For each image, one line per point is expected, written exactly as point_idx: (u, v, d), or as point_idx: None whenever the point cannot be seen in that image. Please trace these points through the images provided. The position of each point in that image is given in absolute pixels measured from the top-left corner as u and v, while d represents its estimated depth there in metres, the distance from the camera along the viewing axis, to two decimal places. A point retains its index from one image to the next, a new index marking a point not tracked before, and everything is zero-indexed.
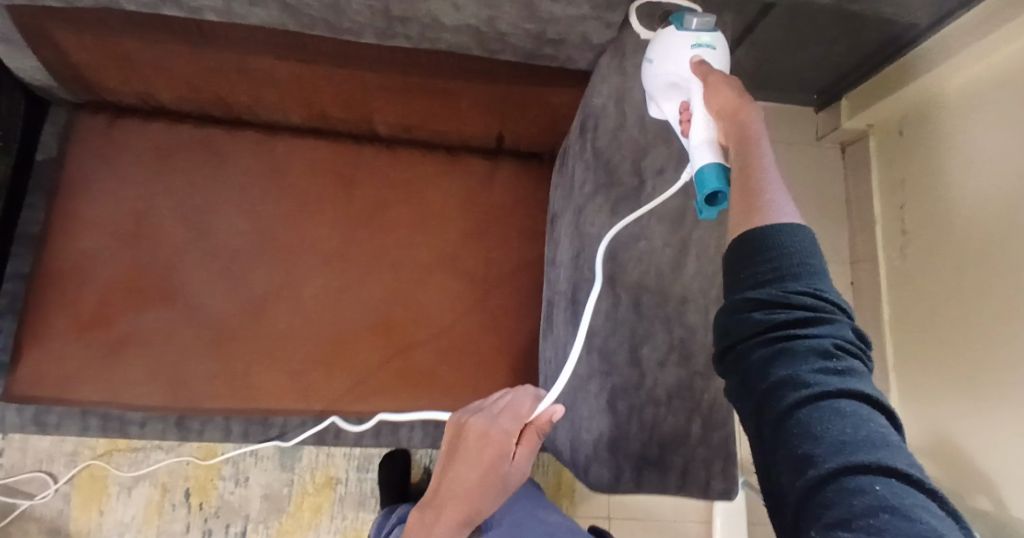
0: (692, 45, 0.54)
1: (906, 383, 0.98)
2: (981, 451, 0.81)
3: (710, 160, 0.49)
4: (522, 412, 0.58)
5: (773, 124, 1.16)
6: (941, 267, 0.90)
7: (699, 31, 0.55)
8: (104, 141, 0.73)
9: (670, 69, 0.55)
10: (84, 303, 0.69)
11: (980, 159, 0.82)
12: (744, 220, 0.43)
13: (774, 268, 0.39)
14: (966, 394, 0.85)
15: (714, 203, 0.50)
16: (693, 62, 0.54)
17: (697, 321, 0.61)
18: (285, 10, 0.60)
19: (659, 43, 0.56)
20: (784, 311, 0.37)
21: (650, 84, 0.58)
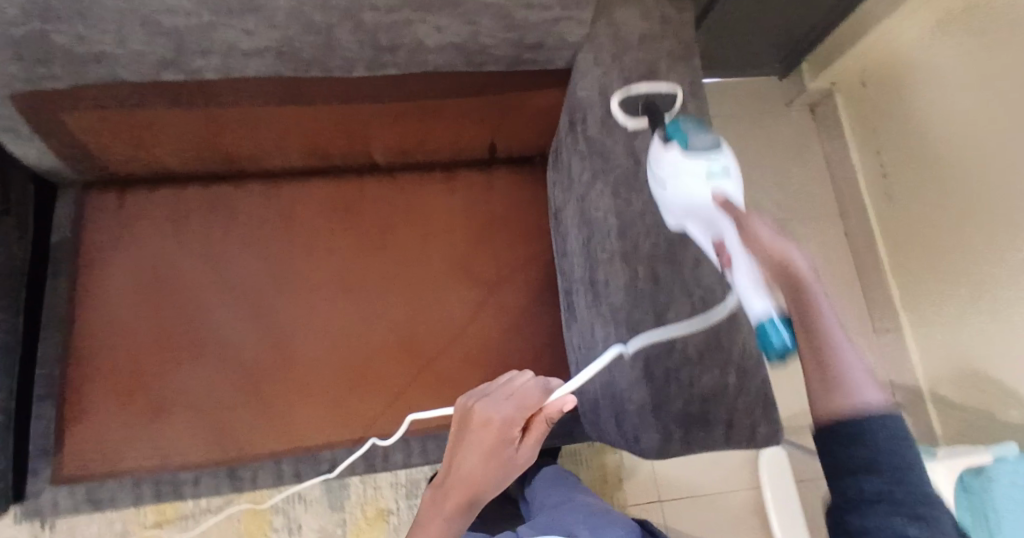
0: (706, 178, 0.51)
1: (946, 337, 0.94)
2: (1008, 370, 0.83)
3: (773, 315, 0.46)
4: (530, 398, 0.58)
5: (742, 98, 1.19)
6: (939, 199, 0.93)
7: (710, 156, 0.52)
8: (116, 215, 0.78)
9: (690, 202, 0.53)
10: (118, 371, 0.73)
11: (951, 94, 0.88)
12: (819, 400, 0.38)
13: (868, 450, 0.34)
14: (980, 312, 0.87)
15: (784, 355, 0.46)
16: (715, 197, 0.51)
17: (713, 280, 0.60)
18: (279, 58, 0.64)
19: (669, 167, 0.54)
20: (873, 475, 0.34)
21: (673, 207, 0.56)
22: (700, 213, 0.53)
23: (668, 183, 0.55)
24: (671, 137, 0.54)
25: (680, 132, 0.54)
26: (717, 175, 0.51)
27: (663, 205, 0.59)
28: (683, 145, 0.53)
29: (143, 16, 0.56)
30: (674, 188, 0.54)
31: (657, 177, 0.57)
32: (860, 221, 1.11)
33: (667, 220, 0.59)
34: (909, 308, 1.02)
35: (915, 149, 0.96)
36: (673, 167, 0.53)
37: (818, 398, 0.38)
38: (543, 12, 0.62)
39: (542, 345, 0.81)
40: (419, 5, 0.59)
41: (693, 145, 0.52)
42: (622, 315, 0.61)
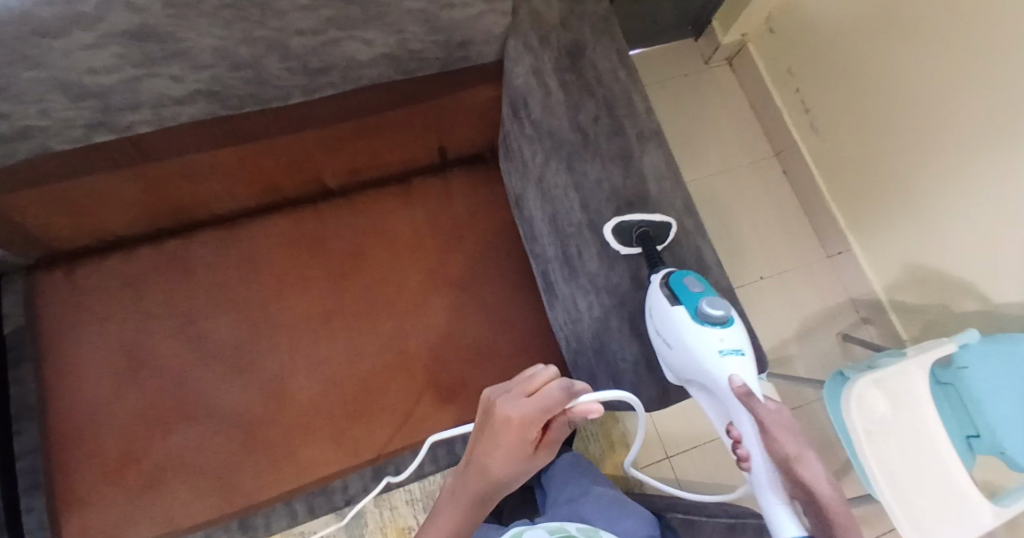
0: (719, 354, 0.53)
1: (890, 246, 1.01)
2: (958, 262, 0.90)
3: (799, 535, 0.46)
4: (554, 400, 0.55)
5: (663, 62, 1.24)
6: (863, 121, 0.99)
7: (724, 339, 0.54)
8: (70, 293, 0.75)
9: (701, 372, 0.54)
10: (108, 449, 0.71)
11: (854, 22, 0.94)
12: None
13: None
14: (921, 217, 0.94)
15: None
16: (732, 382, 0.52)
17: (677, 233, 0.64)
18: (212, 100, 0.64)
19: (677, 332, 0.55)
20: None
21: (681, 369, 0.56)
22: (710, 384, 0.55)
23: (678, 344, 0.55)
24: (680, 297, 0.55)
25: (689, 294, 0.55)
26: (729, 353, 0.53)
27: (664, 360, 0.58)
28: (693, 312, 0.54)
29: (66, 81, 0.56)
30: (688, 353, 0.54)
31: (661, 333, 0.57)
32: (794, 156, 1.17)
33: (666, 374, 0.59)
34: (854, 227, 1.09)
35: (830, 81, 1.03)
36: (689, 332, 0.54)
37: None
38: (463, 9, 0.64)
39: (528, 332, 0.82)
40: (342, 22, 0.61)
41: (703, 316, 0.54)
42: (601, 280, 0.63)
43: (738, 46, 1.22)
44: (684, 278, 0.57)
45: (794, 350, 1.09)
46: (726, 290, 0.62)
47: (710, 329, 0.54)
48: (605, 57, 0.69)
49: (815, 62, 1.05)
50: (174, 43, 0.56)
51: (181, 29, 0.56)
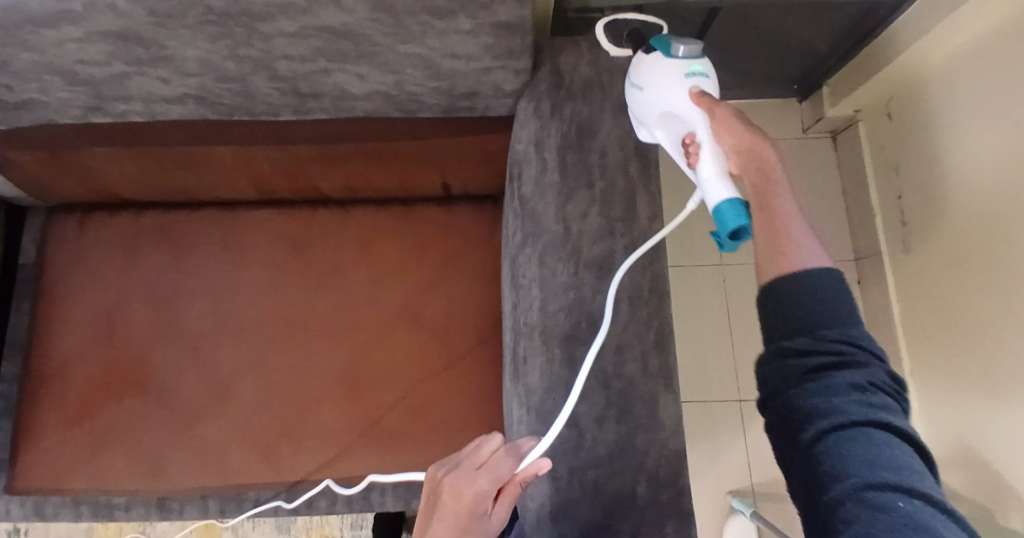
0: (683, 74, 0.52)
1: (954, 414, 0.84)
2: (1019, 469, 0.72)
3: (731, 196, 0.46)
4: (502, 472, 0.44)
5: (753, 120, 1.10)
6: (959, 258, 0.82)
7: (688, 60, 0.53)
8: (76, 241, 0.80)
9: (665, 101, 0.52)
10: (68, 399, 0.75)
11: (978, 140, 0.76)
12: (770, 264, 0.42)
13: (805, 319, 0.39)
14: (992, 396, 0.77)
15: (735, 239, 0.47)
16: (692, 92, 0.52)
17: (636, 371, 0.55)
18: (202, 103, 0.63)
19: (646, 69, 0.54)
20: (815, 357, 0.38)
21: (648, 112, 0.55)
22: (673, 115, 0.53)
23: (649, 84, 0.54)
24: (656, 45, 0.55)
25: (663, 42, 0.55)
26: (696, 75, 0.53)
27: (635, 113, 0.57)
28: (666, 52, 0.54)
29: (57, 66, 0.57)
30: (657, 89, 0.53)
31: (634, 80, 0.56)
32: (875, 269, 1.00)
33: (638, 132, 0.58)
34: (918, 375, 0.92)
35: (935, 202, 0.86)
36: (659, 70, 0.53)
37: (765, 255, 0.43)
38: (469, 61, 0.57)
39: (483, 401, 0.76)
40: (333, 54, 0.56)
41: (675, 52, 0.53)
42: (534, 401, 0.56)
43: (848, 121, 1.05)
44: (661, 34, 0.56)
45: None
46: (672, 455, 0.53)
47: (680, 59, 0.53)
48: (619, 142, 0.60)
49: (925, 171, 0.87)
50: (157, 48, 0.55)
51: (162, 37, 0.53)
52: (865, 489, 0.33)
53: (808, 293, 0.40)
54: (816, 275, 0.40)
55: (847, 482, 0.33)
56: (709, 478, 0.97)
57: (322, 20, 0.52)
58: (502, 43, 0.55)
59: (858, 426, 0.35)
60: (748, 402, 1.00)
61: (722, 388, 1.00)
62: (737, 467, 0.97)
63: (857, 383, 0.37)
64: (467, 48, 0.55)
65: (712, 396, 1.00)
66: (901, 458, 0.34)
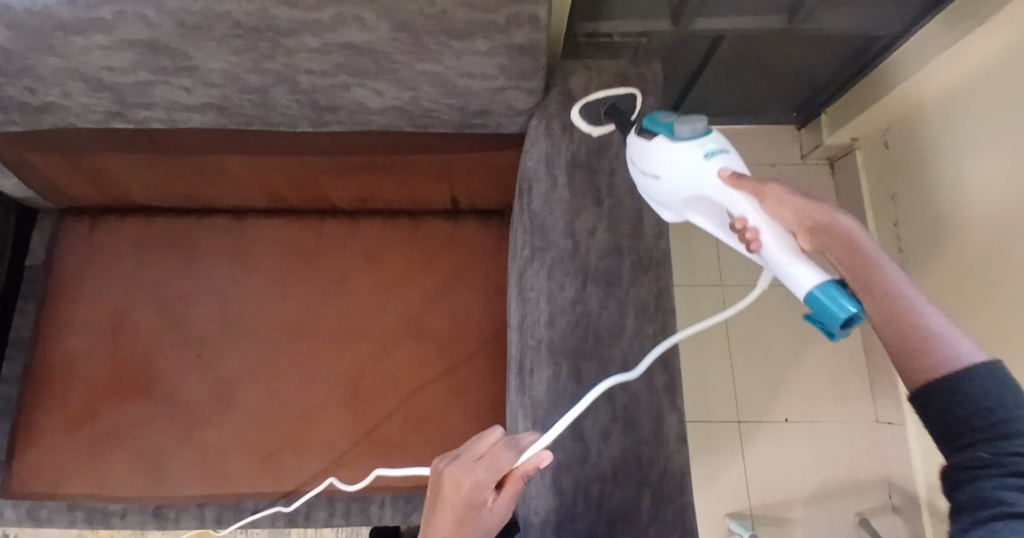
0: (704, 156, 0.51)
1: None
2: None
3: (821, 284, 0.41)
4: (501, 464, 0.44)
5: (754, 145, 1.13)
6: (956, 282, 0.83)
7: (699, 139, 0.52)
8: (87, 243, 0.81)
9: (696, 184, 0.51)
10: (72, 401, 0.75)
11: (975, 167, 0.78)
12: (911, 363, 0.36)
13: (966, 411, 0.34)
14: None
15: (847, 326, 0.41)
16: (720, 174, 0.50)
17: (640, 386, 0.56)
18: (221, 113, 0.64)
19: (656, 158, 0.53)
20: (979, 451, 0.33)
21: (678, 196, 0.53)
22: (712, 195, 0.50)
23: (667, 172, 0.52)
24: (657, 130, 0.54)
25: (660, 126, 0.54)
26: (713, 153, 0.51)
27: (659, 200, 0.56)
28: (670, 135, 0.53)
29: (83, 73, 0.58)
30: (682, 175, 0.51)
31: (650, 170, 0.54)
32: None
33: (668, 215, 0.57)
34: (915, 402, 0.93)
35: (934, 230, 0.88)
36: (676, 157, 0.51)
37: (898, 347, 0.37)
38: (484, 81, 0.59)
39: (485, 414, 0.77)
40: (353, 70, 0.58)
41: (681, 133, 0.52)
42: (538, 412, 0.57)
43: (845, 148, 1.08)
44: (655, 116, 0.55)
45: (797, 512, 0.97)
46: (676, 470, 0.54)
47: (691, 139, 0.52)
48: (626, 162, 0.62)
49: (924, 201, 0.89)
50: (183, 59, 0.56)
51: (189, 48, 0.55)
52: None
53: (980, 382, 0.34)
54: (971, 381, 0.34)
55: None
56: (707, 499, 0.97)
57: (345, 37, 0.54)
58: (517, 64, 0.57)
59: None
60: (747, 424, 1.00)
61: (722, 409, 1.01)
62: (736, 488, 0.97)
63: None
64: (483, 68, 0.57)
65: (711, 416, 1.00)
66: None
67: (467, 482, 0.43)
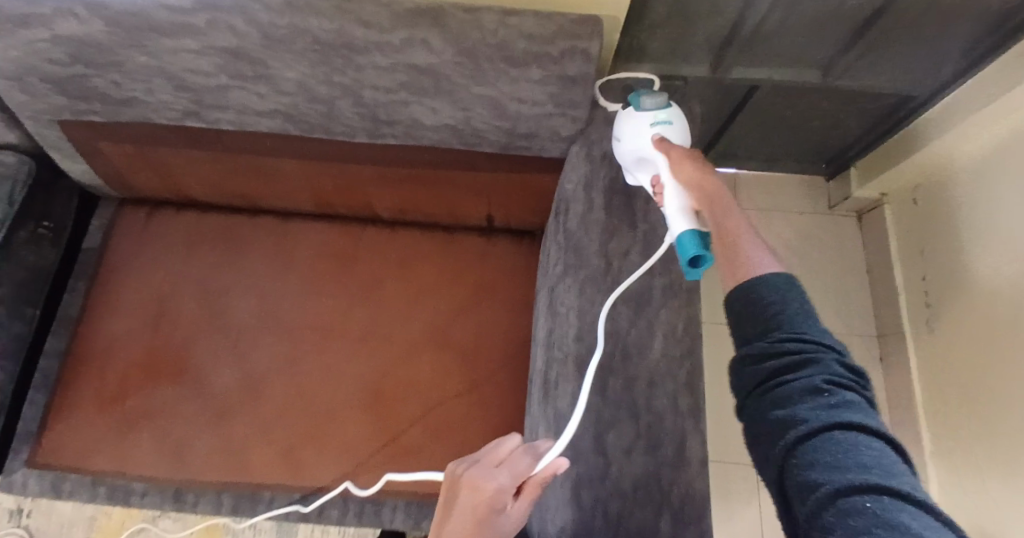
0: (651, 122, 0.60)
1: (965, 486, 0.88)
2: None
3: (687, 228, 0.53)
4: (519, 469, 0.48)
5: (783, 192, 1.17)
6: (977, 339, 0.86)
7: (655, 110, 0.60)
8: (141, 230, 0.86)
9: (636, 147, 0.60)
10: (109, 378, 0.78)
11: (1001, 230, 0.81)
12: (730, 276, 0.46)
13: (761, 324, 0.41)
14: (1000, 468, 0.80)
15: (698, 264, 0.53)
16: (654, 139, 0.59)
17: (665, 407, 0.57)
18: (288, 120, 0.69)
19: (621, 122, 0.62)
20: (769, 362, 0.39)
21: (625, 158, 0.62)
22: (645, 159, 0.60)
23: (623, 134, 0.61)
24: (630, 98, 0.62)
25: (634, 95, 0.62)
26: (661, 123, 0.60)
27: (618, 159, 0.65)
28: (636, 105, 0.61)
29: (170, 73, 0.63)
30: (626, 135, 0.61)
31: (614, 131, 0.64)
32: (897, 346, 1.03)
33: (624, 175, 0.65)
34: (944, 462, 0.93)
35: (956, 288, 0.90)
36: (630, 121, 0.61)
37: (727, 272, 0.46)
38: (533, 107, 0.63)
39: (502, 427, 0.78)
40: (414, 89, 0.62)
41: (644, 104, 0.60)
42: (562, 423, 0.59)
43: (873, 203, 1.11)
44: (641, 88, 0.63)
45: None
46: (696, 495, 0.55)
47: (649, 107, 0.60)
48: None
49: (948, 262, 0.92)
50: (262, 67, 0.61)
51: (270, 59, 0.60)
52: (838, 494, 0.31)
53: (765, 296, 0.42)
54: (764, 285, 0.42)
55: (821, 485, 0.32)
56: None
57: (412, 58, 0.59)
58: (567, 93, 0.61)
59: (827, 436, 0.34)
60: None
61: (735, 448, 1.01)
62: (746, 531, 0.97)
63: (815, 386, 0.36)
64: (534, 95, 0.62)
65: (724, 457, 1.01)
66: (874, 454, 0.33)
67: (489, 484, 0.46)
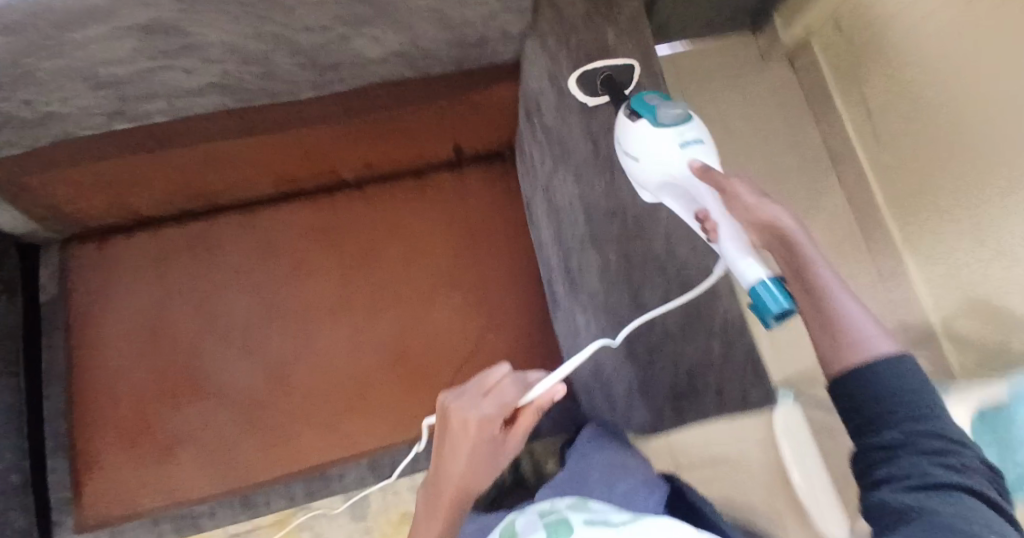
0: (679, 143, 0.54)
1: (944, 267, 0.96)
2: (1006, 295, 0.83)
3: (766, 277, 0.43)
4: (507, 399, 0.51)
5: (717, 59, 1.26)
6: (925, 130, 0.92)
7: (678, 126, 0.55)
8: (100, 264, 0.80)
9: (664, 170, 0.54)
10: (126, 418, 0.75)
11: (925, 18, 0.86)
12: (834, 355, 0.39)
13: (877, 395, 0.36)
14: (971, 236, 0.88)
15: (782, 319, 0.44)
16: (692, 164, 0.53)
17: (688, 253, 0.58)
18: (224, 93, 0.64)
19: (635, 140, 0.56)
20: (893, 432, 0.35)
21: (651, 181, 0.56)
22: (678, 179, 0.54)
23: (644, 153, 0.55)
24: (640, 110, 0.56)
25: (647, 106, 0.56)
26: (689, 143, 0.55)
27: (636, 181, 0.58)
28: (652, 117, 0.55)
29: (83, 71, 0.57)
30: (649, 153, 0.54)
31: (627, 150, 0.57)
32: (853, 161, 1.12)
33: (643, 196, 0.59)
34: (921, 257, 1.01)
35: (897, 91, 0.96)
36: (649, 140, 0.55)
37: (828, 349, 0.39)
38: (478, 7, 0.59)
39: (534, 341, 0.81)
40: (352, 20, 0.58)
41: (661, 116, 0.55)
42: (599, 298, 0.66)
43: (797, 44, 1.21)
44: (645, 96, 0.57)
45: None
46: (736, 316, 0.57)
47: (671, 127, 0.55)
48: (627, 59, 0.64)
49: (883, 76, 0.99)
50: (184, 37, 0.56)
51: (190, 24, 0.55)
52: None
53: (891, 369, 0.36)
54: (884, 366, 0.36)
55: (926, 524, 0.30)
56: None
57: None
58: None
59: (945, 494, 0.31)
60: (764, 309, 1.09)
61: None
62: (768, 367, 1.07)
63: (948, 461, 0.32)
64: None
65: None
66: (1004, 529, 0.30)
67: (477, 418, 0.49)
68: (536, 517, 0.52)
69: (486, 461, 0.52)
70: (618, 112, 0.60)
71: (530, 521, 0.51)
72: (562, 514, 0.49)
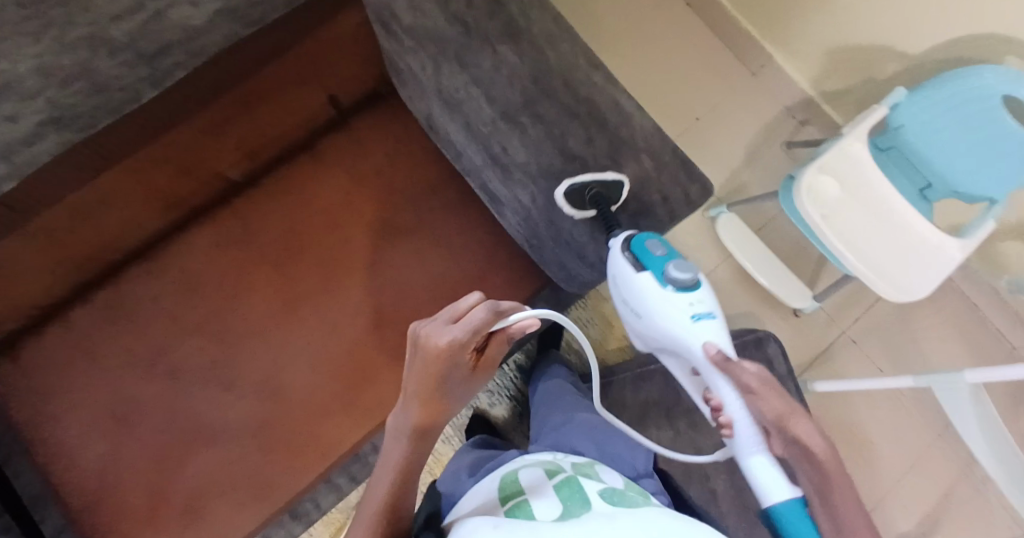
0: (693, 317, 0.61)
1: (802, 35, 1.13)
2: (875, 19, 1.01)
3: (788, 501, 0.55)
4: (482, 325, 0.47)
5: None
6: None
7: (692, 300, 0.62)
8: (21, 374, 0.72)
9: (672, 335, 0.62)
10: (135, 501, 0.70)
11: None
12: None
13: None
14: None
15: None
16: (709, 350, 0.60)
17: (589, 90, 0.64)
18: (61, 126, 0.61)
19: (646, 303, 0.63)
20: None
21: (654, 333, 0.65)
22: (687, 349, 0.62)
23: (653, 314, 0.63)
24: (648, 266, 0.61)
25: (655, 263, 0.61)
26: (702, 316, 0.62)
27: (639, 326, 0.67)
28: (660, 277, 0.61)
29: None
30: (660, 324, 0.63)
31: (637, 306, 0.64)
32: None
33: (642, 337, 0.69)
34: (779, 37, 1.18)
35: None
36: (659, 302, 0.62)
37: None
38: None
39: (491, 249, 0.82)
40: None
41: (672, 284, 0.61)
42: (535, 167, 0.65)
43: None
44: (646, 242, 0.62)
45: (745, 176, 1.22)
46: (651, 135, 0.66)
47: (681, 295, 0.62)
48: None
49: None
50: None
51: None
52: None
53: None
54: None
55: None
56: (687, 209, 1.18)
57: None
58: None
59: None
60: None
61: None
62: None
63: None
64: None
65: None
66: None
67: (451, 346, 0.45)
68: (544, 473, 0.57)
69: (449, 390, 0.49)
70: (611, 243, 0.63)
71: (536, 479, 0.56)
72: (573, 477, 0.55)
